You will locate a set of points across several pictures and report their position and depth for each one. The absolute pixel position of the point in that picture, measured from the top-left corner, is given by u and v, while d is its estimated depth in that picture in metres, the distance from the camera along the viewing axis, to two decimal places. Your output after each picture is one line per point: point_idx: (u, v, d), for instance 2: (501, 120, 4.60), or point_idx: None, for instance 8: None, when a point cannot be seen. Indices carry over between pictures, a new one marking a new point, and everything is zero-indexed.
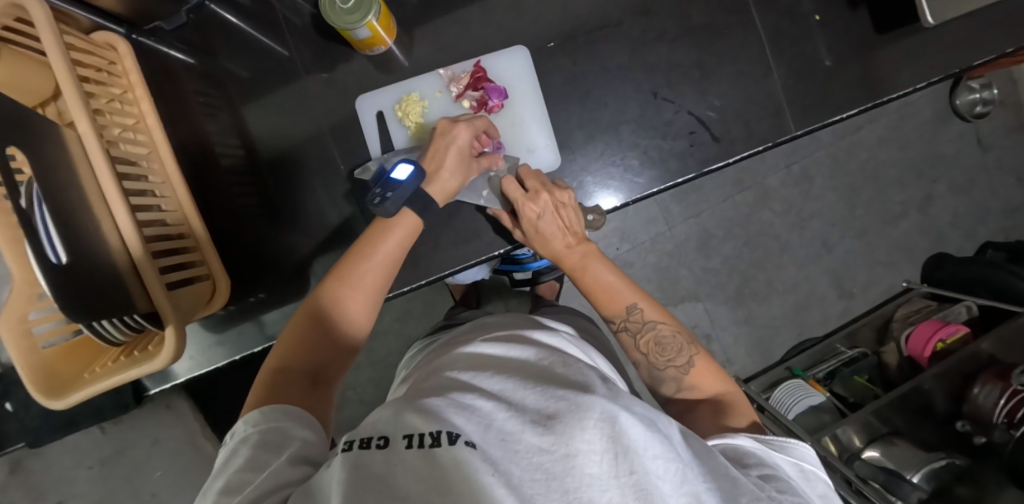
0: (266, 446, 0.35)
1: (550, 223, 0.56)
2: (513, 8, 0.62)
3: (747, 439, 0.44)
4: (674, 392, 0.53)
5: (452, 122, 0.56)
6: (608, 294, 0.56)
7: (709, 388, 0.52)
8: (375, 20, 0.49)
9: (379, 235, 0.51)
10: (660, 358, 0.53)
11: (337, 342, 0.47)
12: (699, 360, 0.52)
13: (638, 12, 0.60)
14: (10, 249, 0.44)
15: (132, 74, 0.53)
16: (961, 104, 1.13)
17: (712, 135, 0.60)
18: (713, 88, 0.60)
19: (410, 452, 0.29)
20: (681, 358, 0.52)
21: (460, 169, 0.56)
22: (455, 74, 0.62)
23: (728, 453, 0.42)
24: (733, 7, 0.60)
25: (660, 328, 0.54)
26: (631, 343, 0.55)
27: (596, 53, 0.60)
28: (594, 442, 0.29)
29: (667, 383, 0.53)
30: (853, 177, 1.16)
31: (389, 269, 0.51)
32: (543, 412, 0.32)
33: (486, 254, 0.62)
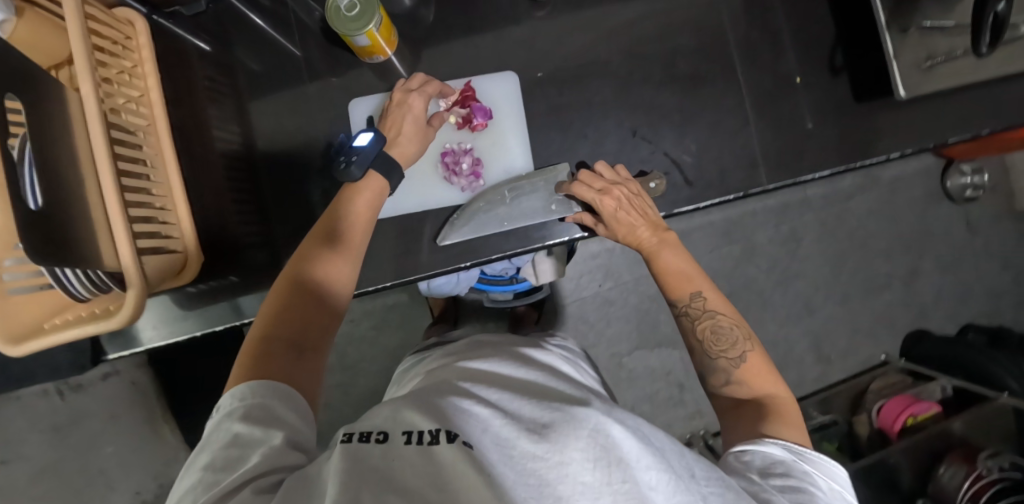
0: (251, 423, 0.36)
1: (622, 209, 0.56)
2: (511, 36, 0.65)
3: (781, 448, 0.44)
4: (721, 385, 0.53)
5: (404, 90, 0.58)
6: (679, 278, 0.57)
7: (758, 387, 0.52)
8: (375, 29, 0.52)
9: (346, 200, 0.53)
10: (715, 347, 0.54)
11: (314, 305, 0.48)
12: (751, 358, 0.52)
13: (627, 55, 0.64)
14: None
15: (144, 52, 0.57)
16: (952, 184, 1.15)
17: (685, 178, 0.62)
18: (691, 133, 0.62)
19: (409, 448, 0.32)
20: (734, 352, 0.53)
21: (422, 140, 0.59)
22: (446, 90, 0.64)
23: (758, 460, 0.43)
24: (717, 60, 0.63)
25: (719, 319, 0.55)
26: (689, 328, 0.56)
27: (583, 87, 0.63)
28: (586, 447, 0.32)
29: (717, 374, 0.54)
30: (840, 244, 1.17)
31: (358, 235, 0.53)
32: (539, 426, 0.36)
33: (452, 266, 0.60)
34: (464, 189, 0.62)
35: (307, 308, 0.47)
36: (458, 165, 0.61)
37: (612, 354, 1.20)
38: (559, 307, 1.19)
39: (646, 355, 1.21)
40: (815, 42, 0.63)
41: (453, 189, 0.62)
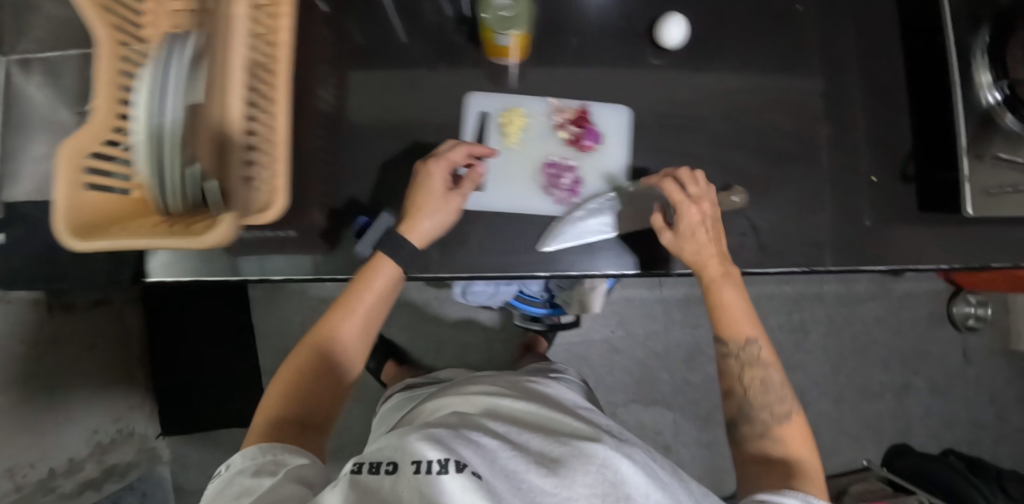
0: (260, 475, 0.45)
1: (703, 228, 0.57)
2: (620, 72, 0.68)
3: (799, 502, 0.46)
4: (756, 435, 0.58)
5: (424, 162, 0.58)
6: (735, 318, 0.61)
7: (800, 450, 0.56)
8: (518, 34, 0.54)
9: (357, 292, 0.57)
10: (762, 399, 0.59)
11: (322, 385, 0.56)
12: (794, 420, 0.58)
13: (724, 119, 0.67)
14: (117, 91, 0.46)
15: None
16: (956, 312, 1.20)
17: (757, 242, 0.65)
18: (769, 204, 0.66)
19: (416, 477, 0.37)
20: (782, 409, 0.58)
21: (440, 213, 0.58)
22: (561, 106, 0.66)
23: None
24: (802, 144, 0.68)
25: (769, 371, 0.60)
26: (734, 371, 0.61)
27: (678, 137, 0.67)
28: (592, 479, 0.40)
29: (754, 425, 0.58)
30: (846, 345, 1.20)
31: (371, 316, 0.59)
32: (543, 457, 0.44)
33: (529, 272, 0.62)
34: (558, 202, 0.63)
35: (324, 389, 0.56)
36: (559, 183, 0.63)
37: (606, 402, 1.19)
38: (567, 344, 1.19)
39: (640, 410, 1.20)
40: (890, 150, 0.69)
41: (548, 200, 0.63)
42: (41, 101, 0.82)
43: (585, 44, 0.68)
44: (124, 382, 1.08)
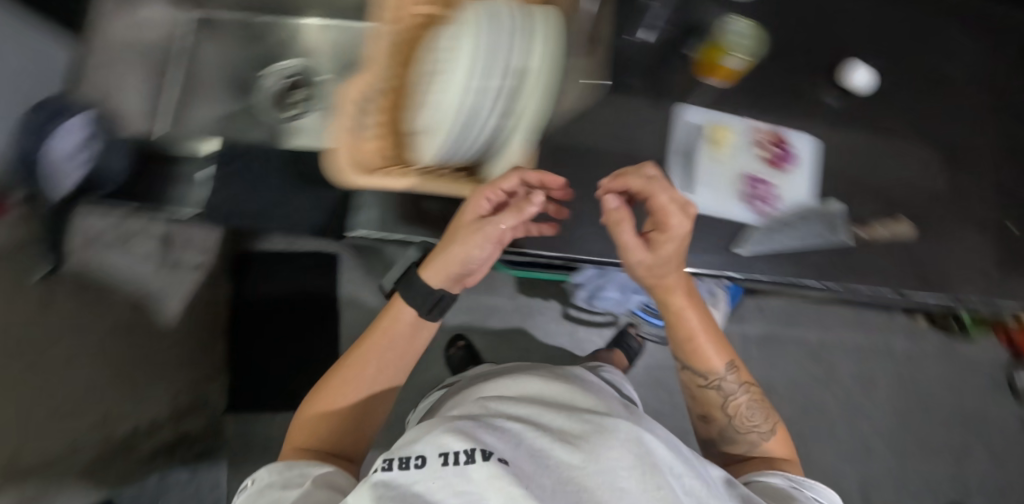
0: (290, 485, 0.41)
1: (668, 255, 0.51)
2: (802, 88, 0.68)
3: (805, 483, 0.50)
4: (740, 452, 0.59)
5: (467, 200, 0.48)
6: (706, 355, 0.59)
7: (779, 448, 0.58)
8: (745, 56, 0.59)
9: (383, 331, 0.52)
10: (748, 421, 0.59)
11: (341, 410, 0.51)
12: (777, 434, 0.58)
13: (890, 149, 0.70)
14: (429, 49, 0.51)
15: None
16: (1015, 379, 1.24)
17: (914, 270, 0.67)
18: (926, 235, 0.68)
19: (448, 470, 0.30)
20: (765, 424, 0.59)
21: (466, 264, 0.49)
22: (759, 127, 0.65)
23: (779, 489, 0.48)
24: (957, 184, 0.71)
25: (749, 393, 0.60)
26: (716, 401, 0.60)
27: (851, 159, 0.68)
28: (626, 463, 0.33)
29: (738, 442, 0.59)
30: (911, 401, 1.21)
31: (404, 349, 0.53)
32: (567, 429, 0.38)
33: (721, 271, 0.61)
34: (756, 211, 0.63)
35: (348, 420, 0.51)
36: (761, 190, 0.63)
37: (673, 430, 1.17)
38: (641, 366, 1.20)
39: None
40: None
41: (743, 206, 0.63)
42: (211, 59, 0.84)
43: (777, 59, 0.68)
44: (202, 349, 1.05)
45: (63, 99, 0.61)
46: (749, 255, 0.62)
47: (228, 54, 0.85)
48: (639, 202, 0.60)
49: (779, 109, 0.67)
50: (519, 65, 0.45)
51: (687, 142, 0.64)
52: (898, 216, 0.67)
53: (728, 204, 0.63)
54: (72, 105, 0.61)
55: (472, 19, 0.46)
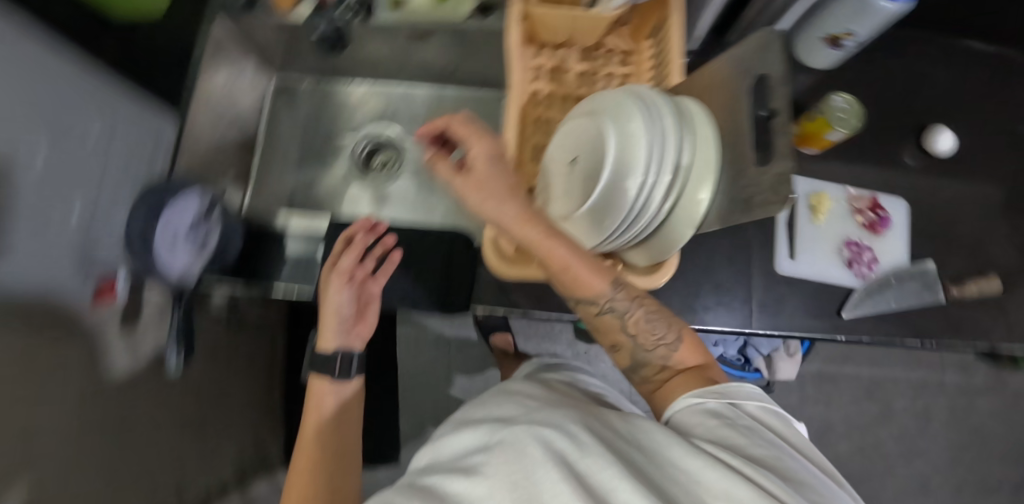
0: None
1: (488, 171, 0.45)
2: (883, 150, 0.70)
3: (731, 392, 0.41)
4: (653, 374, 0.47)
5: (320, 274, 0.60)
6: (576, 279, 0.46)
7: (689, 358, 0.46)
8: (847, 131, 0.61)
9: (307, 428, 0.53)
10: (650, 338, 0.47)
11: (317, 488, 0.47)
12: (686, 339, 0.47)
13: (976, 204, 0.70)
14: (588, 138, 0.52)
15: (639, 71, 0.63)
16: None
17: (1011, 325, 0.66)
18: (1018, 289, 0.68)
19: None
20: (669, 334, 0.47)
21: (341, 319, 0.58)
22: (857, 194, 0.68)
23: (703, 412, 0.39)
24: None
25: (647, 305, 0.48)
26: (616, 325, 0.48)
27: (935, 217, 0.69)
28: (531, 465, 0.31)
29: (651, 364, 0.47)
30: (965, 438, 1.19)
31: (342, 437, 0.53)
32: (476, 458, 0.36)
33: (829, 334, 0.63)
34: (853, 273, 0.65)
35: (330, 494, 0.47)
36: (862, 254, 0.65)
37: None
38: None
39: None
40: None
41: (841, 269, 0.65)
42: (289, 126, 0.86)
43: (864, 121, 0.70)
44: (265, 405, 1.03)
45: (180, 183, 0.61)
46: (851, 318, 0.63)
47: (308, 118, 0.86)
48: (738, 274, 0.63)
49: (868, 172, 0.69)
50: (683, 163, 0.46)
51: (788, 208, 0.68)
52: (988, 274, 0.67)
53: (825, 266, 0.65)
54: (187, 186, 0.62)
55: (627, 113, 0.49)
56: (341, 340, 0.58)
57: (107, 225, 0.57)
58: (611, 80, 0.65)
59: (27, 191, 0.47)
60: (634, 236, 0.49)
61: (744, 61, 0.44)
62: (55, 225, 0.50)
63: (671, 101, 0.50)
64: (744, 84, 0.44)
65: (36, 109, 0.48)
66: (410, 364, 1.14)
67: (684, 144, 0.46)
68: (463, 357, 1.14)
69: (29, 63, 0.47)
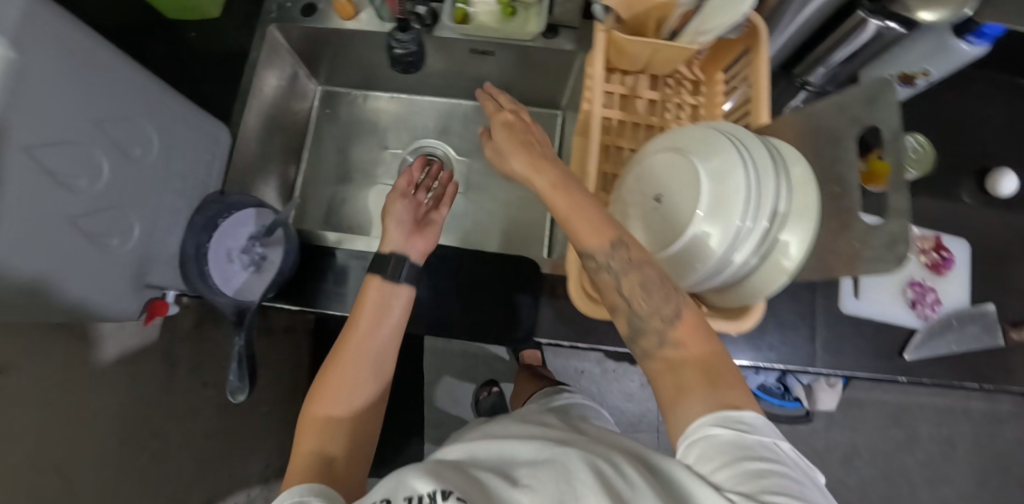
0: None
1: (499, 130, 0.48)
2: (945, 189, 0.70)
3: (753, 425, 0.34)
4: (652, 348, 0.40)
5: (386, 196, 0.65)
6: (587, 226, 0.40)
7: (687, 339, 0.39)
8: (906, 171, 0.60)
9: (355, 341, 0.52)
10: (644, 305, 0.40)
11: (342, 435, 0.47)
12: (688, 314, 0.39)
13: None
14: (675, 175, 0.50)
15: (710, 102, 0.62)
16: None
17: None
18: None
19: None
20: (668, 307, 0.40)
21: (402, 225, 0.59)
22: (919, 234, 0.68)
23: (716, 448, 0.32)
24: None
25: (650, 270, 0.40)
26: (612, 288, 0.41)
27: (995, 257, 0.69)
28: (574, 486, 0.30)
29: (647, 335, 0.40)
30: (993, 469, 1.18)
31: (384, 359, 0.53)
32: (522, 470, 0.35)
33: (891, 374, 0.62)
34: (916, 315, 0.65)
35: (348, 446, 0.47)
36: (926, 295, 0.65)
37: None
38: None
39: None
40: None
41: (903, 309, 0.65)
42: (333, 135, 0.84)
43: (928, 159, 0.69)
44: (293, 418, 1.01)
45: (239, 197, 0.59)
46: (913, 360, 0.63)
47: (355, 129, 0.84)
48: (805, 312, 0.62)
49: (932, 211, 0.68)
50: (779, 211, 0.45)
51: None
52: None
53: (889, 307, 0.64)
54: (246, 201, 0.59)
55: (717, 151, 0.48)
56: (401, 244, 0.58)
57: (163, 244, 0.54)
58: (681, 108, 0.63)
59: (87, 209, 0.45)
60: (724, 279, 0.48)
61: (848, 112, 0.43)
62: (114, 246, 0.48)
63: (762, 141, 0.48)
64: (852, 130, 0.43)
65: (99, 123, 0.46)
66: (437, 379, 1.12)
67: (780, 187, 0.45)
68: (492, 372, 1.13)
69: (94, 76, 0.44)
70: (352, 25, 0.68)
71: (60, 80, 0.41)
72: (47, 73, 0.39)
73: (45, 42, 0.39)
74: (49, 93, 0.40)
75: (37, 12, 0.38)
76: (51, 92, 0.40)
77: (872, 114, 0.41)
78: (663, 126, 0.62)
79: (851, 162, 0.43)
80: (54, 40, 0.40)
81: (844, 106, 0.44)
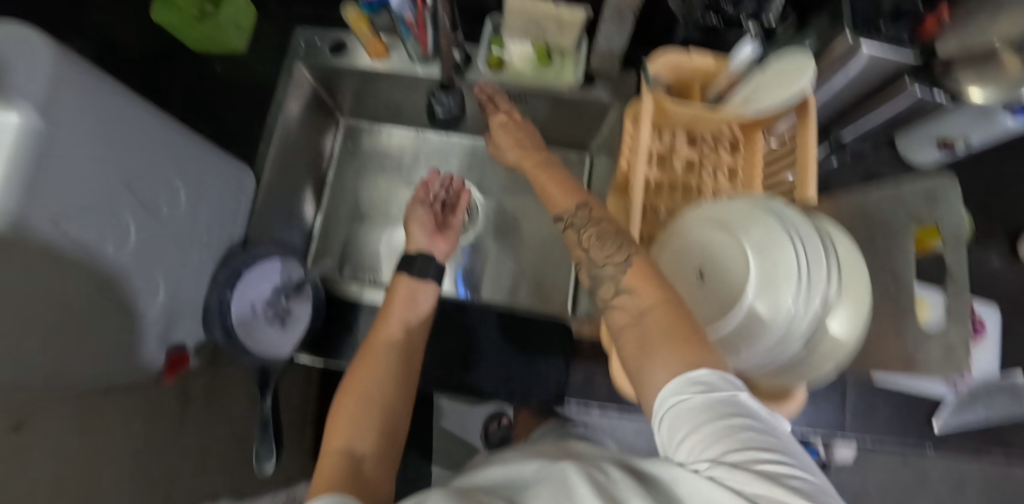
0: None
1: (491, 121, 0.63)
2: (978, 254, 0.69)
3: (710, 380, 0.33)
4: (610, 297, 0.42)
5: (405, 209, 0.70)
6: (563, 191, 0.52)
7: (638, 283, 0.41)
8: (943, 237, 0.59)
9: (383, 331, 0.53)
10: (601, 253, 0.45)
11: (367, 419, 0.46)
12: (637, 260, 0.43)
13: None
14: (720, 254, 0.49)
15: (749, 164, 0.61)
16: None
17: None
18: None
19: None
20: (620, 255, 0.44)
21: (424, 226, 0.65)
22: None
23: (679, 418, 0.32)
24: None
25: (604, 225, 0.47)
26: (575, 242, 0.48)
27: None
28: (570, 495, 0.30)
29: (605, 284, 0.43)
30: None
31: (408, 346, 0.54)
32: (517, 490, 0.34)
33: (919, 444, 0.62)
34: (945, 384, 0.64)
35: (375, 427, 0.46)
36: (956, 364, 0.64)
37: None
38: None
39: None
40: None
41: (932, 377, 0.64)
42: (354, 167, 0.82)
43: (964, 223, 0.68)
44: None
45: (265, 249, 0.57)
46: (940, 430, 0.62)
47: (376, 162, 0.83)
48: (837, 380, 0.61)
49: None
50: (831, 300, 0.44)
51: None
52: None
53: None
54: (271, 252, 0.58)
55: (765, 229, 0.47)
56: (425, 243, 0.64)
57: (188, 302, 0.52)
58: (718, 168, 0.62)
59: (117, 277, 0.42)
60: (771, 365, 0.47)
61: (908, 207, 0.42)
62: (141, 311, 0.46)
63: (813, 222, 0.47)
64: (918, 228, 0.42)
65: (129, 185, 0.43)
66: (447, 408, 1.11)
67: (829, 272, 0.44)
68: None
69: (124, 135, 0.42)
70: (383, 64, 0.67)
71: (94, 147, 0.38)
72: (82, 141, 0.37)
73: (79, 109, 0.36)
74: (82, 161, 0.37)
75: (71, 78, 0.35)
76: (85, 160, 0.37)
77: (934, 212, 0.40)
78: (701, 186, 0.60)
79: (909, 260, 0.42)
80: (88, 106, 0.37)
81: (903, 199, 0.43)
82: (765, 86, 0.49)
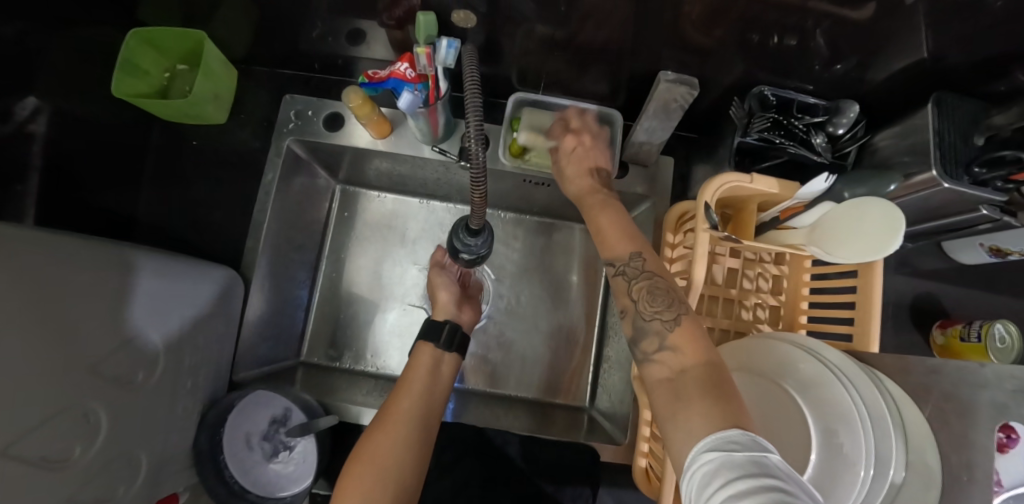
0: None
1: (576, 144, 0.52)
2: None
3: (745, 441, 0.28)
4: (652, 352, 0.37)
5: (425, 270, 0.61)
6: (620, 233, 0.44)
7: (685, 346, 0.36)
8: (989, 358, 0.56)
9: (406, 384, 0.49)
10: (648, 307, 0.39)
11: (367, 479, 0.40)
12: (688, 323, 0.37)
13: None
14: (763, 406, 0.44)
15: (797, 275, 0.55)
16: None
17: None
18: None
19: None
20: (670, 312, 0.38)
21: (450, 294, 0.58)
22: None
23: (707, 476, 0.27)
24: None
25: (656, 278, 0.40)
26: (623, 288, 0.41)
27: None
28: None
29: (648, 338, 0.37)
30: None
31: (430, 406, 0.48)
32: None
33: None
34: None
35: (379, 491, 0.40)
36: None
37: None
38: None
39: None
40: None
41: None
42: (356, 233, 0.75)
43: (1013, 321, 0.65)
44: None
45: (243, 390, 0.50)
46: None
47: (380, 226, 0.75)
48: None
49: None
50: (897, 482, 0.36)
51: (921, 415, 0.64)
52: None
53: None
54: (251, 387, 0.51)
55: (815, 373, 0.41)
56: (453, 313, 0.57)
57: (173, 454, 0.46)
58: (761, 277, 0.57)
59: (85, 478, 0.36)
60: None
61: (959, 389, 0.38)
62: (120, 494, 0.40)
63: (868, 373, 0.40)
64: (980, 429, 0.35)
65: (94, 367, 0.36)
66: None
67: (881, 437, 0.37)
68: None
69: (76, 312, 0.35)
70: (386, 143, 0.59)
71: (29, 337, 0.31)
72: (11, 340, 0.30)
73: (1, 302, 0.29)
74: (16, 363, 0.30)
75: None
76: (19, 361, 0.30)
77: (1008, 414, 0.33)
78: (744, 299, 0.55)
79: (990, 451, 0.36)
80: (12, 289, 0.30)
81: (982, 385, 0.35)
82: (838, 224, 0.42)
